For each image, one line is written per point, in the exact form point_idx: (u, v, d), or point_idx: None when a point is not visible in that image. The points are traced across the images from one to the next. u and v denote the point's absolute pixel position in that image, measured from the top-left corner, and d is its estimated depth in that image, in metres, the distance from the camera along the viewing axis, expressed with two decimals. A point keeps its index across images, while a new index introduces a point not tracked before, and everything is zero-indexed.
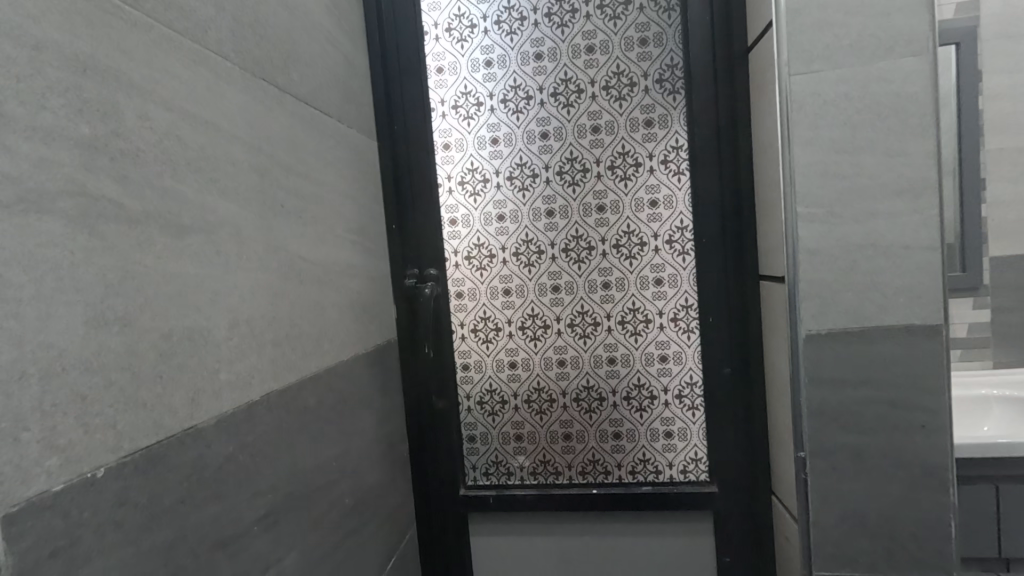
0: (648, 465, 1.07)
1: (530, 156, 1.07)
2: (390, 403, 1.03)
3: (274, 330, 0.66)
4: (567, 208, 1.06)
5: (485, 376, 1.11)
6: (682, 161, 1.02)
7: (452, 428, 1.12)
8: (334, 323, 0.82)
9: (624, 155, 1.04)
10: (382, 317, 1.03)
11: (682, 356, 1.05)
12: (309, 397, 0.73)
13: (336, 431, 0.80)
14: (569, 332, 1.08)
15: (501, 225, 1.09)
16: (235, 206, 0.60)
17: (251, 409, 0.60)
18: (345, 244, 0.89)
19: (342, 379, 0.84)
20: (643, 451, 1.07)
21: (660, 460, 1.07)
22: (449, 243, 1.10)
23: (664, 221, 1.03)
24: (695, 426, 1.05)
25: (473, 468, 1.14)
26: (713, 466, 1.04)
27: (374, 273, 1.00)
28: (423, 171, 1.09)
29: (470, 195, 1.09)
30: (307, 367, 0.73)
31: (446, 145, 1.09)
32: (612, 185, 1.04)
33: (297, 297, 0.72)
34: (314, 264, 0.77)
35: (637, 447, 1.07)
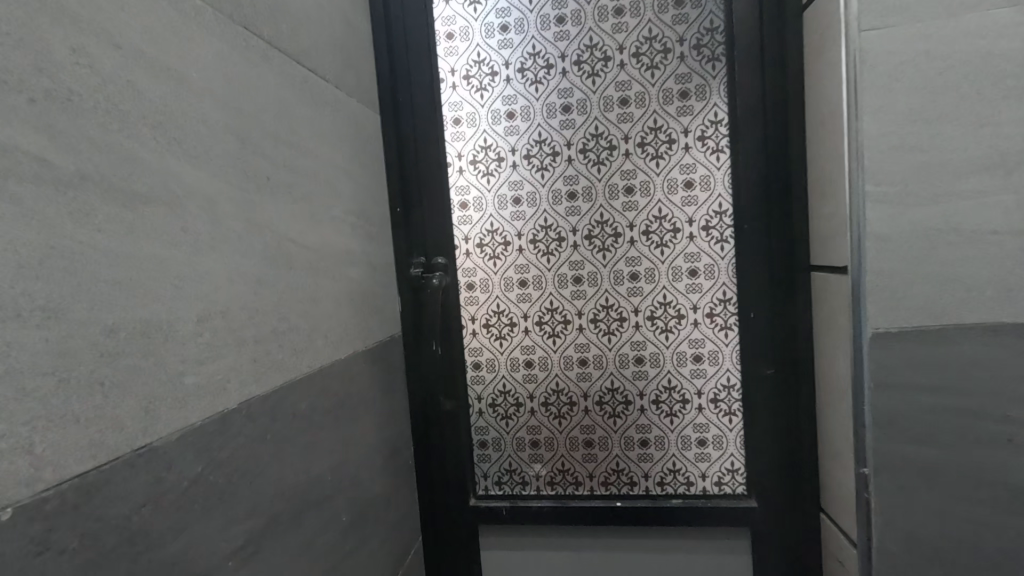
0: (678, 476, 0.97)
1: (549, 131, 0.96)
2: (394, 406, 0.93)
3: (256, 324, 0.55)
4: (592, 190, 0.95)
5: (498, 376, 1.01)
6: (721, 137, 0.91)
7: (462, 433, 1.02)
8: (330, 316, 0.71)
9: (656, 131, 0.92)
10: (386, 310, 0.92)
11: (719, 356, 0.94)
12: (300, 403, 0.63)
13: (333, 439, 0.70)
14: (591, 328, 0.97)
15: (517, 209, 0.98)
16: (206, 175, 0.50)
17: (228, 420, 0.50)
18: (343, 227, 0.78)
19: (340, 381, 0.73)
20: (673, 460, 0.97)
21: (691, 470, 0.97)
22: (459, 229, 1.00)
23: (700, 205, 0.92)
24: (731, 434, 0.95)
25: (485, 476, 1.04)
26: (751, 478, 0.93)
27: (376, 261, 0.90)
28: (430, 148, 0.98)
29: (483, 176, 0.98)
30: (297, 368, 0.62)
31: (457, 119, 0.98)
32: (642, 164, 0.93)
33: (287, 286, 0.62)
34: (308, 249, 0.67)
35: (666, 456, 0.97)
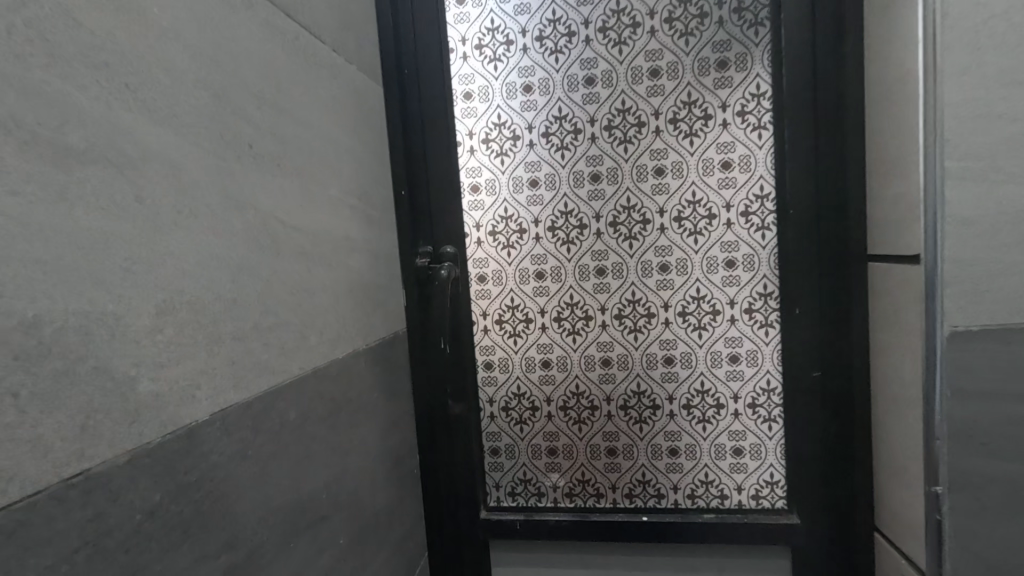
0: (711, 488, 0.88)
1: (571, 107, 0.86)
2: (398, 410, 0.84)
3: (235, 318, 0.46)
4: (617, 172, 0.86)
5: (512, 377, 0.92)
6: (764, 112, 0.81)
7: (472, 439, 0.93)
8: (326, 310, 0.62)
9: (690, 105, 0.83)
10: (389, 304, 0.83)
11: (758, 356, 0.85)
12: (291, 412, 0.54)
13: (331, 452, 0.61)
14: (616, 325, 0.88)
15: (534, 193, 0.89)
16: (170, 135, 0.40)
17: (197, 435, 0.41)
18: (342, 210, 0.69)
19: (339, 384, 0.64)
20: (705, 471, 0.88)
21: (725, 482, 0.87)
22: (470, 215, 0.91)
23: (739, 188, 0.83)
24: (771, 442, 0.85)
25: (497, 486, 0.95)
26: (794, 491, 0.84)
27: (379, 250, 0.81)
28: (439, 126, 0.89)
29: (496, 156, 0.89)
30: (286, 372, 0.53)
31: (468, 94, 0.89)
32: (674, 143, 0.83)
33: (275, 275, 0.52)
34: (300, 232, 0.58)
35: (697, 466, 0.88)
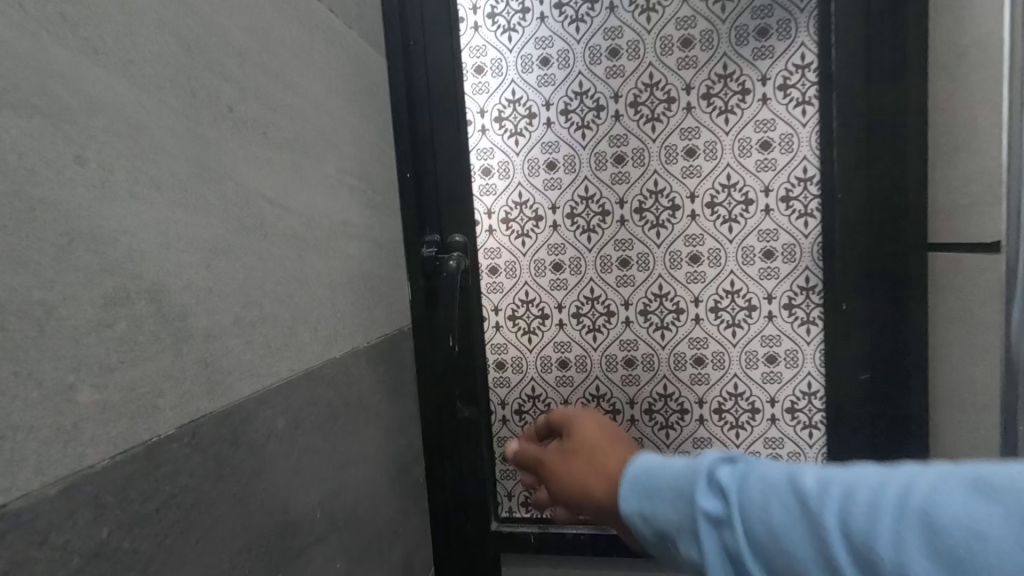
0: None
1: (592, 81, 0.78)
2: (403, 414, 0.77)
3: (211, 312, 0.39)
4: (643, 153, 0.78)
5: (525, 378, 0.85)
6: (809, 86, 0.73)
7: (482, 445, 0.85)
8: (321, 303, 0.55)
9: (726, 78, 0.75)
10: (393, 298, 0.76)
11: (798, 357, 0.77)
12: (280, 420, 0.46)
13: (327, 464, 0.54)
14: (640, 321, 0.81)
15: (552, 176, 0.81)
16: (123, 83, 0.33)
17: (159, 454, 0.33)
18: (340, 191, 0.61)
19: (336, 387, 0.57)
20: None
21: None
22: (481, 201, 0.83)
23: (780, 171, 0.75)
24: (811, 451, 0.78)
25: (508, 496, 0.88)
26: None
27: (381, 238, 0.73)
28: (447, 103, 0.81)
29: (510, 136, 0.81)
30: (273, 374, 0.46)
31: (479, 67, 0.81)
32: (707, 120, 0.75)
33: (260, 261, 0.45)
34: (290, 213, 0.50)
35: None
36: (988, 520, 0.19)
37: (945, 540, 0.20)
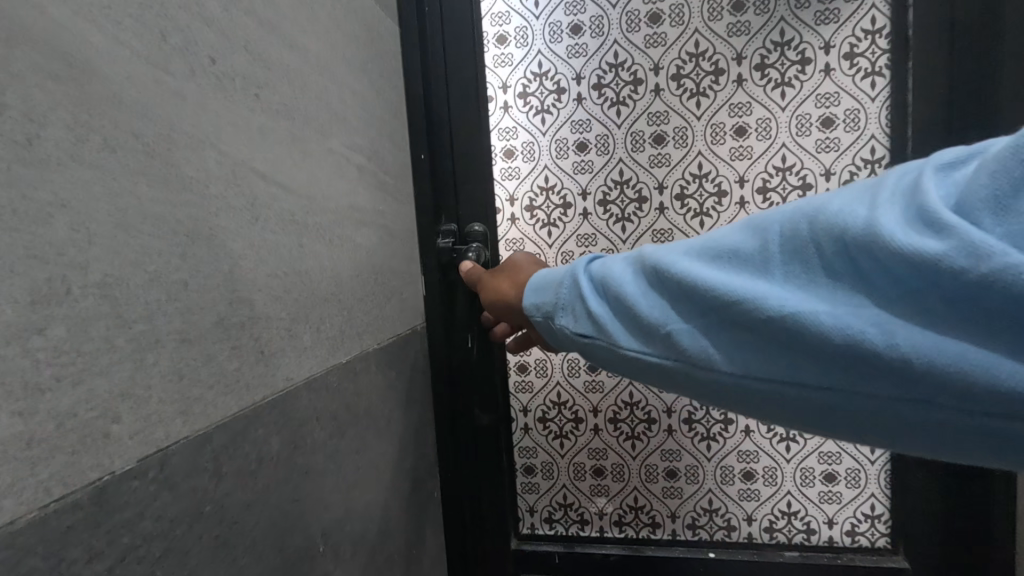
0: (794, 520, 0.73)
1: (629, 51, 0.70)
2: (417, 422, 0.69)
3: (188, 312, 0.31)
4: (686, 132, 0.69)
5: (551, 382, 0.77)
6: (880, 54, 0.64)
7: (503, 456, 0.79)
8: (326, 299, 0.47)
9: (783, 47, 0.66)
10: (406, 293, 0.68)
11: None
12: (276, 440, 0.38)
13: (333, 486, 0.46)
14: None
15: (582, 159, 0.73)
16: (65, 12, 0.25)
17: (114, 498, 0.26)
18: (347, 170, 0.53)
19: (343, 396, 0.49)
20: (787, 499, 0.73)
21: (814, 514, 0.72)
22: (502, 186, 0.75)
23: (843, 152, 0.66)
24: (872, 467, 0.70)
25: (531, 511, 0.82)
26: (901, 528, 0.70)
27: (393, 225, 0.65)
28: (465, 76, 0.73)
29: (536, 114, 0.73)
30: (266, 384, 0.38)
31: (502, 36, 0.73)
32: (760, 95, 0.67)
33: (252, 249, 0.37)
34: (288, 192, 0.42)
35: (778, 494, 0.73)
36: (733, 239, 0.31)
37: (708, 253, 0.31)
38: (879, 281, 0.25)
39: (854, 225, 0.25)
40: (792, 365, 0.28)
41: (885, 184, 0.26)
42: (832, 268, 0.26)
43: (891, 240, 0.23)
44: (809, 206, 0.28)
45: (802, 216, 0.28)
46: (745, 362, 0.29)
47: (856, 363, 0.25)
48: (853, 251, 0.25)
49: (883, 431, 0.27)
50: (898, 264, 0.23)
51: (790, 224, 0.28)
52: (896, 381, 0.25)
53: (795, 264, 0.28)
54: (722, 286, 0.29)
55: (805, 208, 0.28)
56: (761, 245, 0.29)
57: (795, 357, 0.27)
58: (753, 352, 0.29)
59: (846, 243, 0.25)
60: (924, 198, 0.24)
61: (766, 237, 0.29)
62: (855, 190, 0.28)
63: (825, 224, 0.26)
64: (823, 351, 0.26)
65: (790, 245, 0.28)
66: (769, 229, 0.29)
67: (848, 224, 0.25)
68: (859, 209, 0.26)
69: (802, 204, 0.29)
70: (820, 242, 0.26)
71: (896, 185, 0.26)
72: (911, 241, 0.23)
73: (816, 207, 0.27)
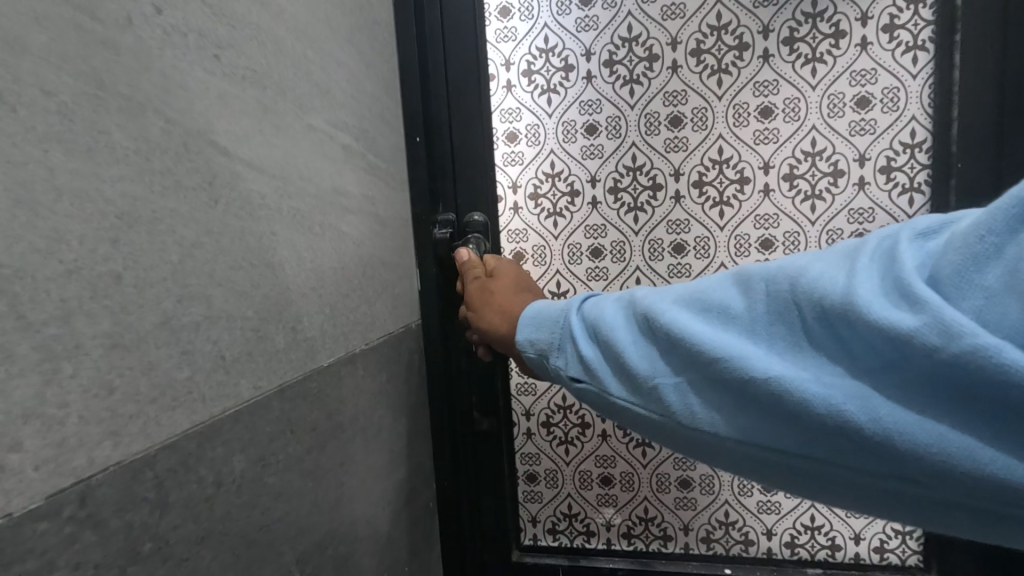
0: (817, 535, 0.69)
1: (644, 24, 0.64)
2: (410, 428, 0.64)
3: (121, 312, 0.25)
4: (706, 114, 0.63)
5: (556, 385, 0.72)
6: (923, 26, 0.57)
7: (503, 463, 0.74)
8: (304, 295, 0.42)
9: (815, 18, 0.59)
10: (398, 288, 0.63)
11: None
12: (240, 459, 0.33)
13: (310, 508, 0.41)
14: None
15: (592, 142, 0.67)
16: None
17: (11, 547, 0.20)
18: (331, 150, 0.48)
19: (324, 405, 0.44)
20: (811, 513, 0.68)
21: (840, 529, 0.68)
22: (504, 172, 0.70)
23: (880, 135, 0.60)
24: None
25: (533, 522, 0.77)
26: (934, 545, 0.65)
27: (385, 214, 0.60)
28: (465, 53, 0.67)
29: (541, 93, 0.67)
30: (228, 394, 0.32)
31: (505, 9, 0.67)
32: (788, 71, 0.61)
33: (210, 235, 0.32)
34: (258, 171, 0.37)
35: (801, 507, 0.68)
36: (718, 294, 0.30)
37: (692, 307, 0.31)
38: (856, 351, 0.24)
39: (831, 291, 0.25)
40: (771, 430, 0.27)
41: (861, 249, 0.26)
42: (812, 335, 0.26)
43: (869, 310, 0.23)
44: (792, 266, 0.28)
45: (785, 276, 0.28)
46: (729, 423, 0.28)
47: (834, 437, 0.25)
48: (831, 315, 0.25)
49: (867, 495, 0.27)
50: (874, 335, 0.23)
51: (774, 282, 0.28)
52: (872, 453, 0.24)
53: (778, 327, 0.27)
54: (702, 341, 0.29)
55: (789, 269, 0.28)
56: (745, 304, 0.29)
57: (775, 426, 0.27)
58: (732, 414, 0.28)
59: (826, 308, 0.25)
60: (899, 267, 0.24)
61: (750, 290, 0.29)
62: (835, 252, 0.28)
63: (805, 286, 0.26)
64: (800, 420, 0.26)
65: (773, 304, 0.27)
66: (753, 287, 0.29)
67: (829, 289, 0.25)
68: (840, 274, 0.25)
69: (786, 264, 0.29)
70: (801, 303, 0.26)
71: (873, 251, 0.26)
72: (886, 312, 0.23)
73: (800, 268, 0.27)
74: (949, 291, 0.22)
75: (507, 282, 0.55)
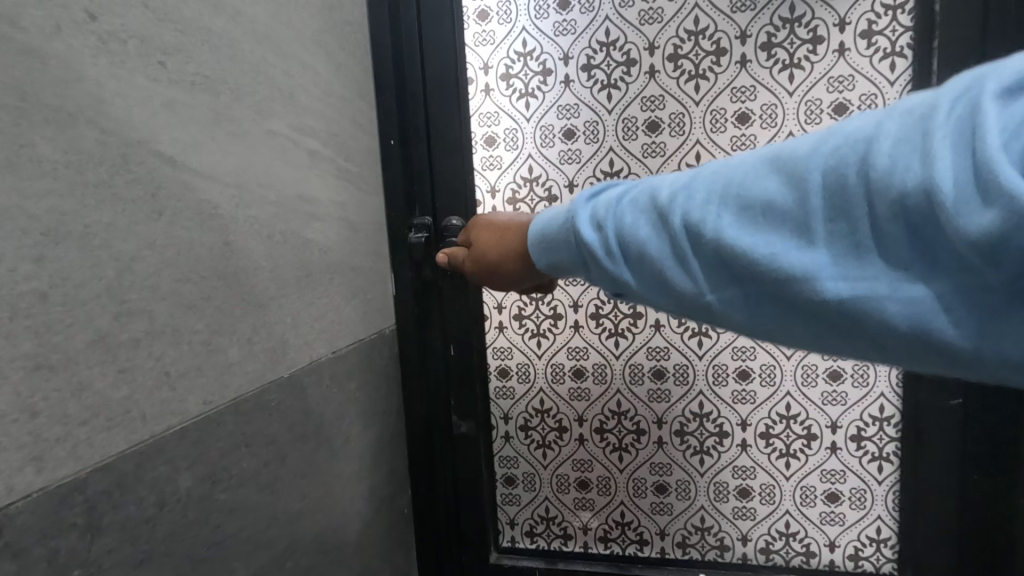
0: (792, 541, 0.69)
1: (622, 28, 0.63)
2: (382, 435, 0.63)
3: (45, 332, 0.25)
4: (683, 119, 0.63)
5: (533, 389, 0.72)
6: (901, 33, 0.57)
7: (480, 467, 0.73)
8: (262, 306, 0.41)
9: (793, 23, 0.59)
10: (371, 293, 0.62)
11: (869, 374, 0.64)
12: (186, 476, 0.32)
13: (267, 522, 0.40)
14: (671, 324, 0.67)
15: (570, 147, 0.66)
16: None
17: None
18: (295, 156, 0.47)
19: (284, 416, 0.43)
20: (785, 519, 0.69)
21: (814, 536, 0.69)
22: (483, 176, 0.69)
23: None
24: (879, 488, 0.66)
25: (511, 524, 0.77)
26: (906, 554, 0.67)
27: (357, 219, 0.59)
28: (442, 56, 0.66)
29: (519, 97, 0.66)
30: (174, 411, 0.32)
31: (483, 12, 0.66)
32: (765, 77, 0.60)
33: (152, 248, 0.31)
34: (209, 180, 0.36)
35: (775, 514, 0.69)
36: (759, 188, 0.24)
37: (724, 209, 0.25)
38: (938, 254, 0.20)
39: (911, 185, 0.20)
40: (838, 336, 0.24)
41: (943, 108, 0.20)
42: (878, 235, 0.21)
43: (961, 216, 0.18)
44: (852, 145, 0.22)
45: (844, 161, 0.22)
46: (789, 331, 0.25)
47: (914, 345, 0.22)
48: (904, 216, 0.20)
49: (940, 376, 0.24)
50: (968, 243, 0.19)
51: (832, 170, 0.22)
52: (960, 358, 0.21)
53: (838, 226, 0.22)
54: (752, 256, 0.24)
55: (849, 148, 0.22)
56: (794, 198, 0.23)
57: (845, 334, 0.24)
58: (788, 326, 0.25)
59: (903, 203, 0.20)
60: (992, 147, 0.18)
61: (802, 182, 0.23)
62: (906, 114, 0.21)
63: (871, 177, 0.21)
64: (870, 331, 0.22)
65: (832, 196, 0.22)
66: (803, 174, 0.23)
67: (903, 183, 0.20)
68: (916, 155, 0.20)
69: (844, 139, 0.23)
70: (867, 198, 0.21)
71: (956, 110, 0.20)
72: (984, 214, 0.18)
73: (863, 146, 0.22)
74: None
75: (486, 237, 0.49)
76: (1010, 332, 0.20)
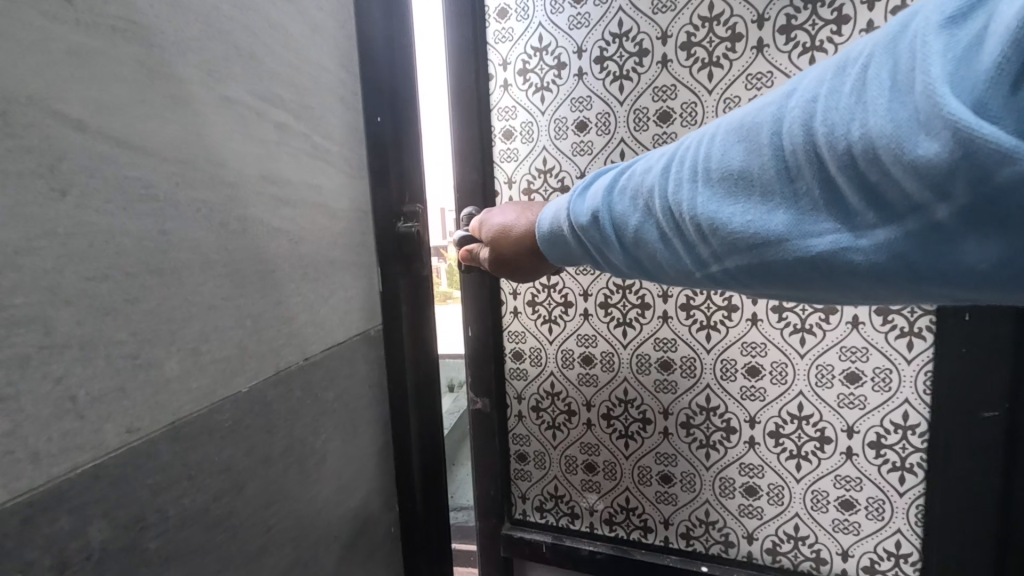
0: (799, 541, 0.91)
1: (637, 21, 0.87)
2: (367, 447, 0.57)
3: None
4: (695, 107, 0.86)
5: (547, 371, 1.06)
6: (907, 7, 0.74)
7: (500, 433, 1.11)
8: (220, 308, 0.35)
9: (814, 8, 0.77)
10: (357, 290, 0.55)
11: (891, 381, 0.81)
12: (102, 526, 0.26)
13: (221, 565, 0.34)
14: (678, 319, 0.94)
15: (579, 137, 0.95)
16: None
17: None
18: (259, 129, 0.39)
19: (242, 437, 0.36)
20: (796, 522, 0.91)
21: (826, 544, 0.89)
22: (504, 166, 1.02)
23: None
24: (899, 501, 0.83)
25: (523, 501, 1.14)
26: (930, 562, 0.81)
27: (337, 205, 0.52)
28: (465, 86, 1.00)
29: (536, 91, 0.97)
30: (85, 445, 0.25)
31: (504, 12, 0.97)
32: (780, 59, 0.79)
33: (51, 237, 0.24)
34: (139, 150, 0.28)
35: (786, 517, 0.91)
36: (736, 162, 0.35)
37: (706, 183, 0.36)
38: (893, 198, 0.27)
39: (855, 140, 0.27)
40: (807, 276, 0.33)
41: (877, 61, 0.28)
42: (830, 186, 0.30)
43: (907, 151, 0.25)
44: (804, 108, 0.31)
45: (798, 132, 0.31)
46: (769, 280, 0.36)
47: (880, 277, 0.30)
48: (853, 163, 0.28)
49: (924, 297, 0.32)
50: (920, 170, 0.25)
51: (792, 139, 0.31)
52: (920, 276, 0.29)
53: (800, 184, 0.31)
54: (732, 222, 0.34)
55: (801, 114, 0.31)
56: (762, 167, 0.33)
57: (813, 276, 0.33)
58: (772, 277, 0.35)
59: (849, 155, 0.28)
60: (917, 90, 0.25)
61: (767, 156, 0.33)
62: (851, 70, 0.29)
63: (819, 138, 0.29)
64: (842, 267, 0.31)
65: (793, 161, 0.31)
66: (765, 148, 0.33)
67: (849, 134, 0.28)
68: (857, 112, 0.28)
69: (798, 107, 0.31)
70: (818, 156, 0.30)
71: (886, 66, 0.27)
72: (918, 146, 0.25)
73: (812, 115, 0.30)
74: (993, 101, 0.23)
75: (502, 237, 0.65)
76: (953, 250, 0.27)
